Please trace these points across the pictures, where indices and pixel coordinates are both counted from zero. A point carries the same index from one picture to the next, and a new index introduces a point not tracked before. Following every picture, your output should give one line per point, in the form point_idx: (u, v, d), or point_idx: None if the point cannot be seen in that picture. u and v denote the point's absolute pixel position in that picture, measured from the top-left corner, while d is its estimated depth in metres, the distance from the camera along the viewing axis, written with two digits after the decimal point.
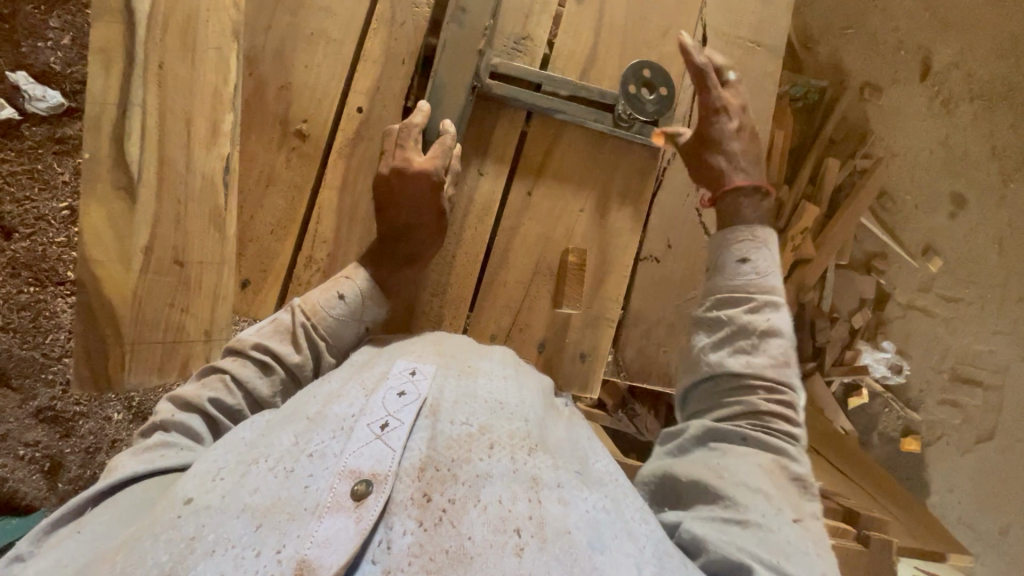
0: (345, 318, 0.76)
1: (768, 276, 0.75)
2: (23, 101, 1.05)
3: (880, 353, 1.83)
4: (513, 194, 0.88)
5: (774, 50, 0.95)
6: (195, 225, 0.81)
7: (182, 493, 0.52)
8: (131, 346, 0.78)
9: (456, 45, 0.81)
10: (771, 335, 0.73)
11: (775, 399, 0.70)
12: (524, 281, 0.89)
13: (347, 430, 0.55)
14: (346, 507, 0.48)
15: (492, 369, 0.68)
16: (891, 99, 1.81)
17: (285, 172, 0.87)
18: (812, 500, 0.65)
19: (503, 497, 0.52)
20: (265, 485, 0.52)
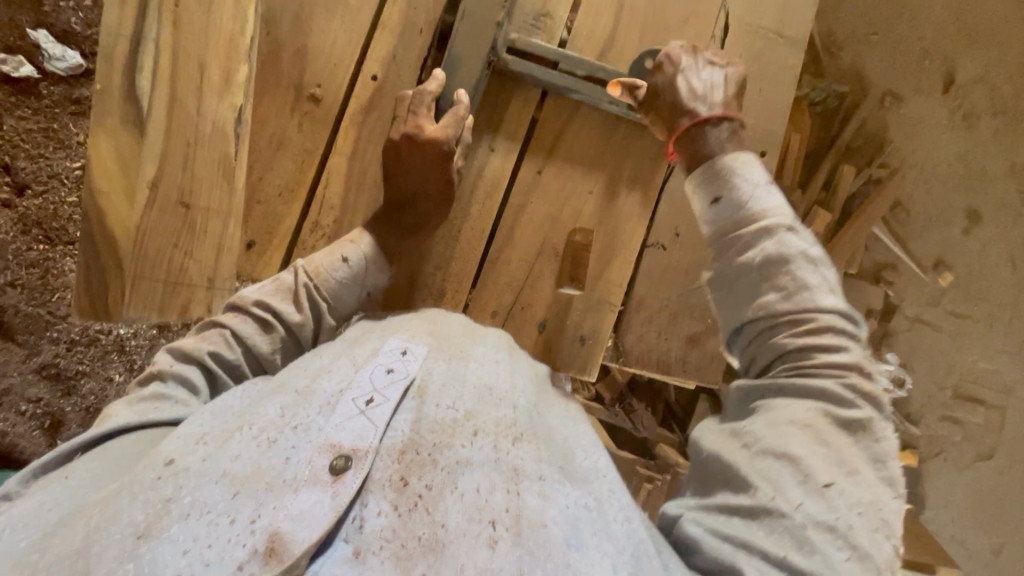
0: (348, 282, 0.76)
1: (755, 203, 0.73)
2: (43, 61, 1.06)
3: (883, 365, 1.80)
4: (523, 171, 0.88)
5: (796, 43, 0.94)
6: (204, 172, 0.82)
7: (164, 453, 0.51)
8: (133, 281, 0.81)
9: (475, 16, 0.81)
10: (780, 264, 0.69)
11: (802, 331, 0.67)
12: (528, 260, 0.88)
13: (332, 405, 0.55)
14: (323, 482, 0.48)
15: (484, 354, 0.67)
16: (911, 109, 1.78)
17: (297, 136, 0.86)
18: (868, 447, 0.60)
19: (482, 486, 0.51)
20: (246, 453, 0.51)
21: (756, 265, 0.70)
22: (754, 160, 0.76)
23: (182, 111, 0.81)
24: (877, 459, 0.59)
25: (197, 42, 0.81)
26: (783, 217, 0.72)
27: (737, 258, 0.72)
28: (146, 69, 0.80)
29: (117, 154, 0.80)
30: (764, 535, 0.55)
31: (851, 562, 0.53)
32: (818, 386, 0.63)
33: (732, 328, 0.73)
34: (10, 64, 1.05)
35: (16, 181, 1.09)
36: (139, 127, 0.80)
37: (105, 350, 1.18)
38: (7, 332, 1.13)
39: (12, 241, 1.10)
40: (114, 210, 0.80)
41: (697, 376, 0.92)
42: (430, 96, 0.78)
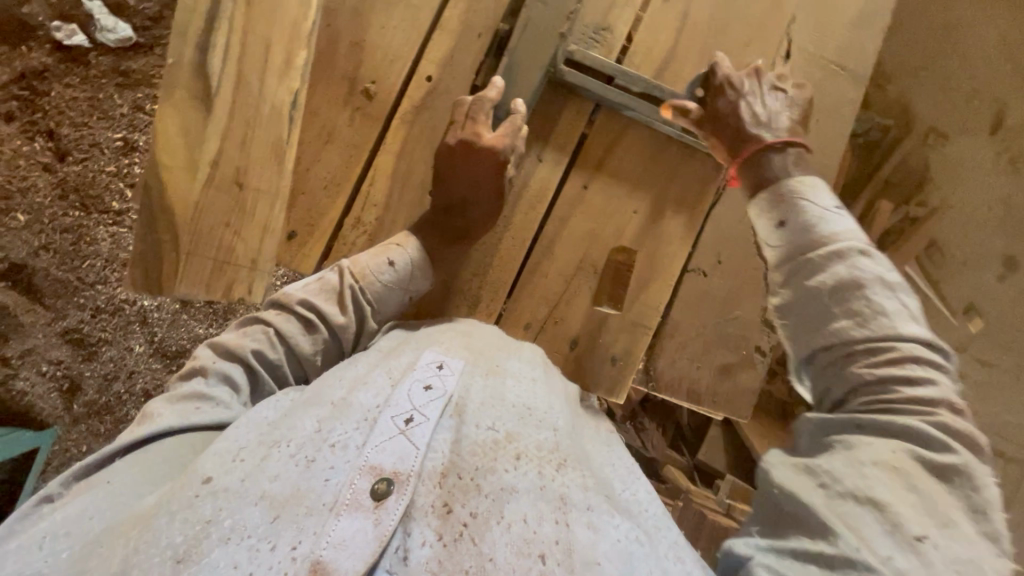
0: (393, 286, 0.77)
1: (830, 228, 0.71)
2: (95, 31, 1.14)
3: None
4: (569, 185, 0.87)
5: (857, 75, 0.91)
6: (258, 153, 0.82)
7: (200, 471, 0.51)
8: (185, 256, 0.80)
9: (538, 25, 0.80)
10: (855, 289, 0.67)
11: (883, 361, 0.64)
12: (567, 275, 0.87)
13: (371, 421, 0.55)
14: (365, 507, 0.48)
15: (520, 371, 0.67)
16: (954, 149, 1.75)
17: (347, 130, 0.85)
18: (963, 495, 0.57)
19: (529, 516, 0.51)
20: (285, 473, 0.51)
21: (832, 293, 0.67)
22: (823, 186, 0.75)
23: (245, 90, 0.81)
24: (977, 511, 0.57)
25: (264, 24, 0.82)
26: (855, 241, 0.69)
27: (807, 282, 0.70)
28: (217, 45, 0.80)
29: (180, 127, 0.80)
30: None
31: None
32: (901, 424, 0.61)
33: (801, 354, 0.71)
34: (64, 32, 1.14)
35: (59, 147, 1.17)
36: (203, 103, 0.80)
37: (128, 319, 1.22)
38: (36, 294, 1.19)
39: (50, 205, 1.17)
40: (173, 182, 0.80)
41: (728, 409, 0.90)
42: (488, 101, 0.78)
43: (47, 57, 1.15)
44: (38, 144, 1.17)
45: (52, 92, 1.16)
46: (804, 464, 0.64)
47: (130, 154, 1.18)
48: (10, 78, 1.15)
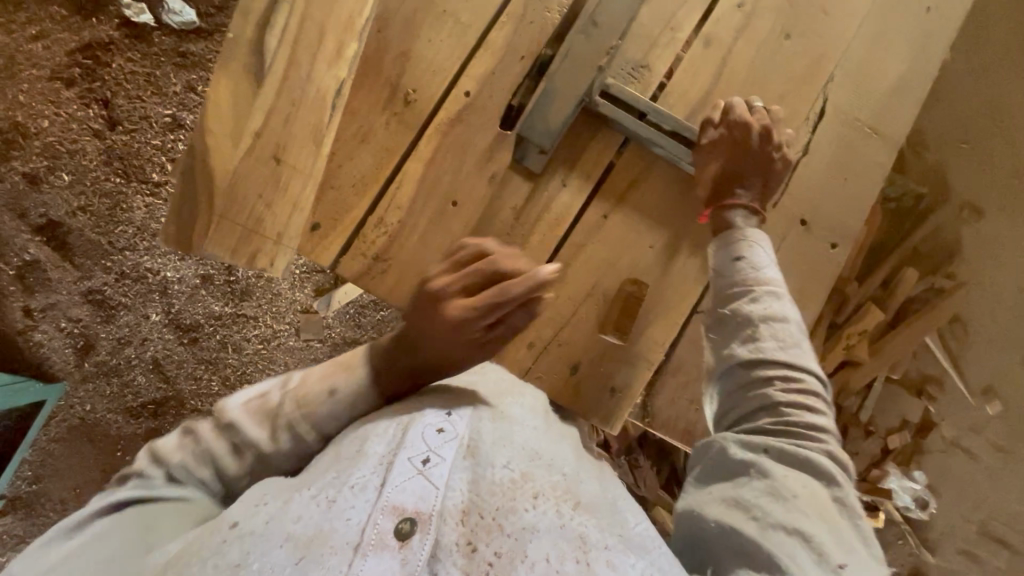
0: (332, 414, 0.75)
1: (767, 269, 0.78)
2: (162, 12, 1.54)
3: (910, 483, 1.94)
4: (590, 213, 0.86)
5: (891, 140, 0.91)
6: (299, 133, 0.79)
7: (229, 518, 0.59)
8: (218, 217, 0.76)
9: (577, 54, 0.82)
10: (777, 319, 0.75)
11: (790, 384, 0.73)
12: (576, 301, 0.85)
13: (389, 464, 0.61)
14: (392, 547, 0.54)
15: (524, 417, 0.75)
16: (988, 227, 1.86)
17: (382, 134, 0.82)
18: (856, 522, 0.66)
19: (551, 555, 0.57)
20: (307, 514, 0.57)
21: (760, 312, 0.75)
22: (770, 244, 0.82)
23: (295, 70, 0.79)
24: (866, 537, 0.65)
25: (321, 11, 0.81)
26: (781, 285, 0.78)
27: (744, 306, 0.76)
28: (277, 25, 0.79)
29: (231, 95, 0.77)
30: None
31: None
32: (806, 455, 0.68)
33: (717, 370, 0.78)
34: (133, 11, 1.53)
35: (113, 118, 1.53)
36: (256, 78, 0.78)
37: (150, 290, 1.58)
38: (70, 253, 1.55)
39: (99, 169, 1.53)
40: (215, 147, 0.76)
41: None
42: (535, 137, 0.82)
43: (114, 32, 1.52)
44: (93, 110, 1.53)
45: (113, 63, 1.53)
46: (725, 494, 0.68)
47: (175, 130, 1.54)
48: (78, 46, 1.52)
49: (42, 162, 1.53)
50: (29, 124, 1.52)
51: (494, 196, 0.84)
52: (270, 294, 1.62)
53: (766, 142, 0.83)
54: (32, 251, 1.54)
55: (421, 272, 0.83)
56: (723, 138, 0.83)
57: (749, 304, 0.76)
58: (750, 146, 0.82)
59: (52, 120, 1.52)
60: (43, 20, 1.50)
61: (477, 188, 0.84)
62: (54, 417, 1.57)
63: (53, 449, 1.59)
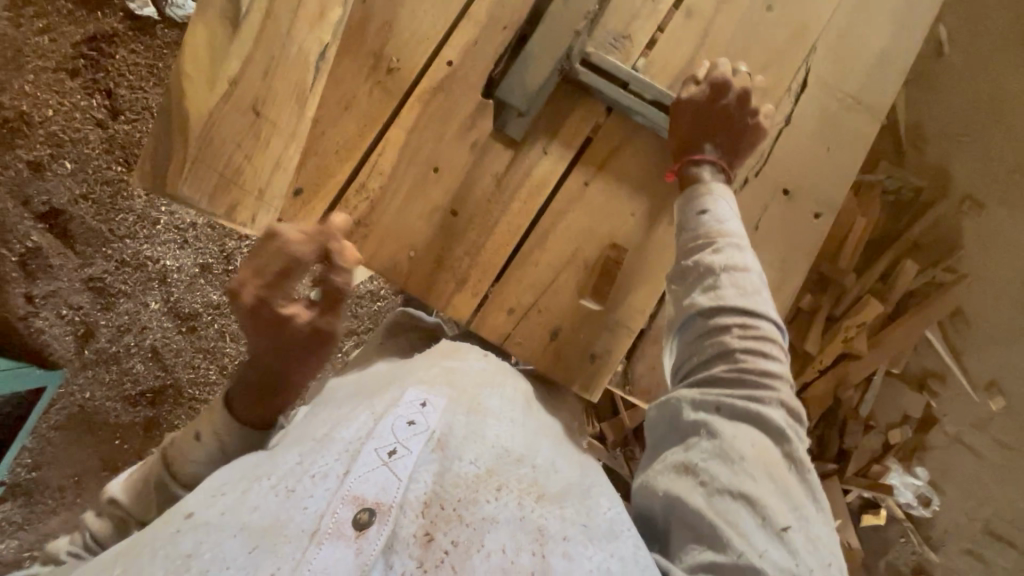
0: (200, 463, 0.80)
1: (729, 222, 0.79)
2: (164, 6, 1.56)
3: (912, 480, 1.92)
4: (570, 180, 0.86)
5: (874, 111, 0.91)
6: (284, 89, 0.82)
7: (186, 508, 0.62)
8: (192, 158, 0.79)
9: (556, 20, 0.83)
10: (736, 269, 0.76)
11: (746, 333, 0.74)
12: (556, 267, 0.85)
13: (354, 454, 0.62)
14: (347, 536, 0.55)
15: (500, 410, 0.77)
16: (989, 220, 1.86)
17: (365, 102, 0.83)
18: (805, 475, 0.70)
19: (507, 546, 0.60)
20: (265, 504, 0.59)
21: (721, 262, 0.76)
22: (733, 197, 0.82)
23: (274, 24, 0.82)
24: (814, 491, 0.69)
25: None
26: (741, 235, 0.79)
27: (706, 256, 0.77)
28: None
29: (208, 41, 0.81)
30: None
31: None
32: (757, 410, 0.71)
33: (677, 325, 0.80)
34: (138, 4, 1.57)
35: (116, 108, 1.57)
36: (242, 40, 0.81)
37: (149, 278, 1.60)
38: (71, 240, 1.58)
39: (101, 158, 1.57)
40: (190, 92, 0.79)
41: None
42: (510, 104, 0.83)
43: (119, 24, 1.57)
44: (97, 101, 1.57)
45: (117, 55, 1.58)
46: (677, 458, 0.72)
47: None
48: (83, 38, 1.56)
49: (45, 150, 1.56)
50: (33, 113, 1.55)
51: (475, 164, 0.84)
52: None
53: (744, 105, 0.83)
54: (35, 238, 1.57)
55: (402, 239, 0.83)
56: (702, 101, 0.82)
57: (711, 256, 0.77)
58: (727, 112, 0.83)
59: (56, 110, 1.56)
60: (51, 14, 1.55)
61: (458, 156, 0.84)
62: (54, 404, 1.59)
63: (53, 437, 1.60)
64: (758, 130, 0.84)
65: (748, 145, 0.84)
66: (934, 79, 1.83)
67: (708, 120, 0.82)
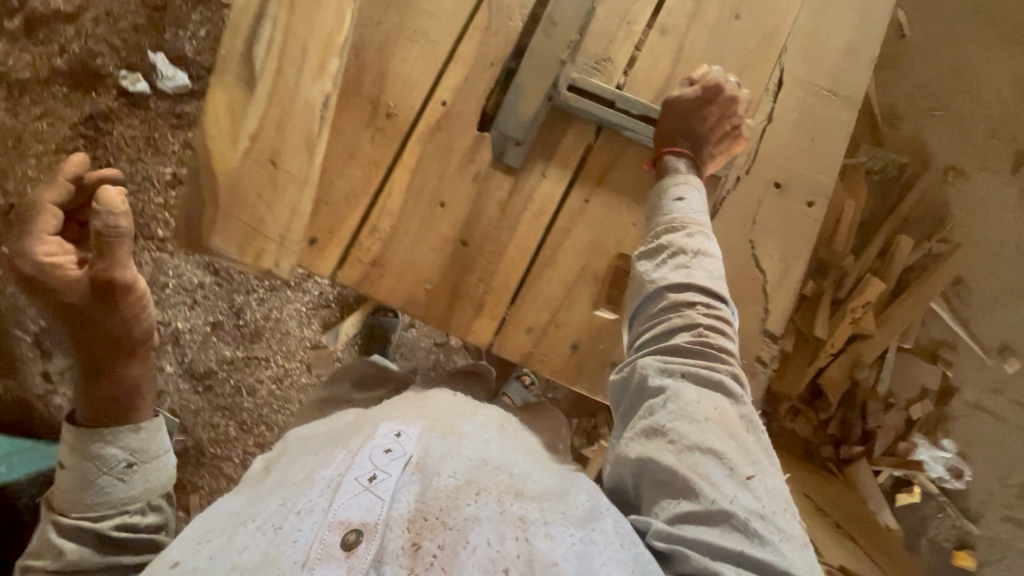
0: (82, 480, 0.88)
1: (697, 211, 0.85)
2: (157, 81, 1.74)
3: (941, 452, 1.93)
4: (571, 199, 0.90)
5: (849, 100, 0.95)
6: (293, 138, 0.86)
7: (171, 558, 0.68)
8: (223, 215, 0.84)
9: (541, 53, 0.88)
10: (702, 252, 0.82)
11: (711, 308, 0.79)
12: (567, 283, 0.88)
13: (337, 486, 0.68)
14: (338, 557, 0.61)
15: (476, 431, 0.83)
16: (974, 186, 1.92)
17: (368, 148, 0.88)
18: (760, 436, 0.76)
19: (491, 538, 0.65)
20: (252, 544, 0.65)
21: (690, 244, 0.82)
22: (702, 190, 0.87)
23: (284, 82, 0.87)
24: (767, 449, 0.76)
25: (303, 31, 0.88)
26: (703, 221, 0.85)
27: (676, 237, 0.82)
28: (261, 57, 0.87)
29: (226, 104, 0.86)
30: (717, 534, 0.67)
31: (778, 541, 0.68)
32: (719, 378, 0.75)
33: (639, 298, 0.83)
34: (129, 81, 1.73)
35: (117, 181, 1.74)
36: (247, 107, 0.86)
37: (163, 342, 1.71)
38: None
39: None
40: (217, 152, 0.85)
41: None
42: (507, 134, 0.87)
43: (113, 102, 1.74)
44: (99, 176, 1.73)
45: (113, 131, 1.74)
46: (644, 423, 0.76)
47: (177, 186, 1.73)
48: (81, 119, 1.73)
49: None
50: None
51: (479, 193, 0.88)
52: (281, 333, 1.77)
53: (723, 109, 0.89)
54: None
55: (417, 273, 0.87)
56: (688, 102, 0.87)
57: (681, 236, 0.82)
58: (706, 118, 0.88)
59: None
60: (48, 101, 1.73)
61: (462, 188, 0.88)
62: None
63: None
64: (731, 133, 0.90)
65: (728, 146, 0.91)
66: (899, 60, 1.90)
67: (690, 127, 0.87)
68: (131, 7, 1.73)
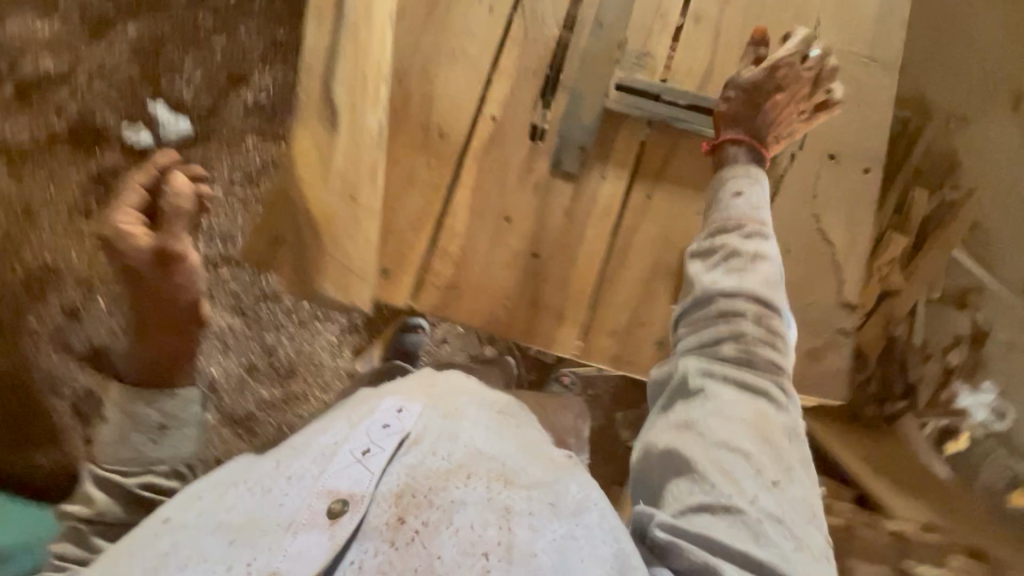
0: (122, 435, 1.02)
1: (759, 210, 0.90)
2: (161, 131, 1.75)
3: (983, 396, 1.84)
4: (634, 197, 0.96)
5: (888, 65, 0.99)
6: (363, 172, 0.88)
7: (164, 513, 0.81)
8: (329, 257, 0.88)
9: (594, 56, 0.92)
10: (760, 258, 0.88)
11: (767, 314, 0.85)
12: (642, 278, 0.97)
13: (333, 453, 0.80)
14: (321, 524, 0.71)
15: (473, 415, 0.88)
16: (982, 130, 1.87)
17: (427, 173, 0.93)
18: (799, 447, 0.82)
19: (475, 523, 0.71)
20: (240, 503, 0.79)
21: (746, 247, 0.87)
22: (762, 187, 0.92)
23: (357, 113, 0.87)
24: (806, 461, 0.81)
25: (358, 59, 0.87)
26: (762, 224, 0.90)
27: (731, 239, 0.88)
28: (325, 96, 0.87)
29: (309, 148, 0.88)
30: (726, 526, 0.74)
31: (792, 548, 0.74)
32: (763, 383, 0.83)
33: (689, 300, 0.89)
34: (134, 135, 1.74)
35: None
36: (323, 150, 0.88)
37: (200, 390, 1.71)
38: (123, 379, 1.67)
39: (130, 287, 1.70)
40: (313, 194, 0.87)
41: (819, 391, 0.99)
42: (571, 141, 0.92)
43: (121, 158, 1.74)
44: None
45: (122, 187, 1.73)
46: (682, 414, 0.84)
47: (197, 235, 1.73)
48: (88, 180, 1.72)
49: (79, 294, 1.69)
50: (59, 261, 1.69)
51: (543, 205, 0.94)
52: (315, 367, 1.76)
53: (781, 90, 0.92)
54: (83, 381, 1.68)
55: (497, 287, 0.93)
56: (746, 89, 0.91)
57: (738, 239, 0.88)
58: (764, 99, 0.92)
59: (78, 252, 1.70)
60: (50, 164, 1.71)
61: (525, 200, 0.93)
62: None
63: None
64: (789, 111, 0.94)
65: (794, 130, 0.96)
66: None
67: (746, 113, 0.92)
68: (124, 61, 1.74)
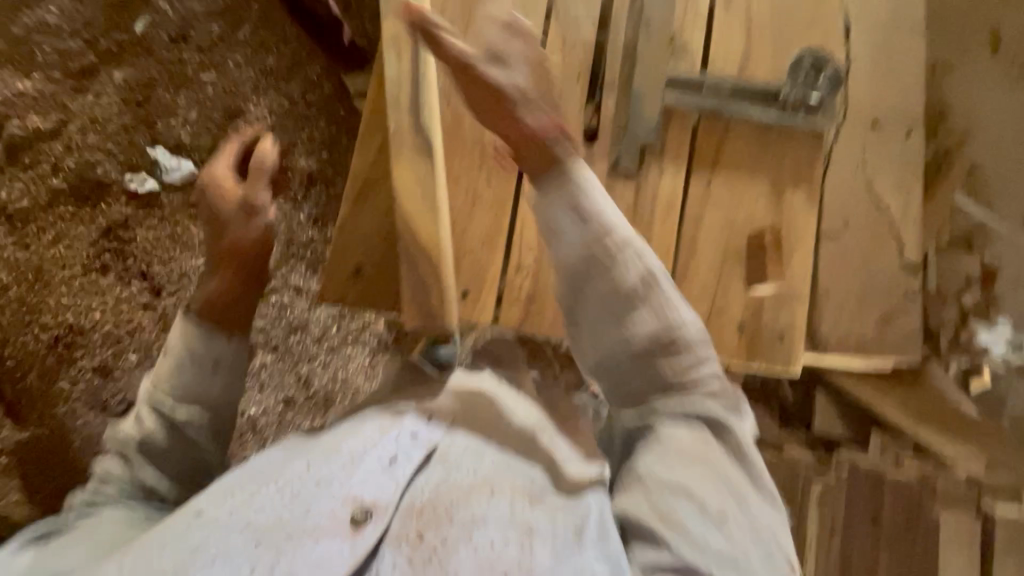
0: (177, 365, 0.91)
1: (605, 216, 0.85)
2: (161, 173, 1.69)
3: (998, 332, 1.95)
4: (694, 186, 1.06)
5: (911, 31, 1.13)
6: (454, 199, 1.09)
7: (195, 505, 0.68)
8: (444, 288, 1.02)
9: (647, 55, 1.05)
10: (635, 275, 0.83)
11: (661, 338, 0.81)
12: (717, 265, 1.04)
13: (356, 460, 0.73)
14: (343, 533, 0.66)
15: (514, 423, 0.85)
16: (964, 75, 1.99)
17: (489, 191, 1.09)
18: (747, 469, 0.77)
19: (496, 539, 0.67)
20: (268, 503, 0.68)
21: (615, 265, 0.83)
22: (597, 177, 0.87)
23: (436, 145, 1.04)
24: (757, 484, 0.77)
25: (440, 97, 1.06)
26: (624, 232, 0.85)
27: (604, 268, 0.83)
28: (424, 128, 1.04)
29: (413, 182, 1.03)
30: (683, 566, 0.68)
31: None
32: (696, 410, 0.79)
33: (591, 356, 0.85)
34: (137, 181, 1.69)
35: (156, 285, 1.67)
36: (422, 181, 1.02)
37: (242, 429, 1.69)
38: None
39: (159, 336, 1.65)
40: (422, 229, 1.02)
41: (894, 350, 1.08)
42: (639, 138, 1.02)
43: (126, 207, 1.68)
44: (137, 285, 1.67)
45: (135, 236, 1.68)
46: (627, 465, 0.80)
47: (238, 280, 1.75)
48: (99, 233, 1.68)
49: (109, 351, 1.65)
50: (82, 319, 1.65)
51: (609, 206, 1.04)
52: (352, 392, 1.71)
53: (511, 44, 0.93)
54: None
55: None
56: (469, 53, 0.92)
57: (609, 265, 0.83)
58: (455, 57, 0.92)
59: (101, 308, 1.66)
60: (56, 224, 1.67)
61: None
62: None
63: None
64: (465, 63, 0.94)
65: (834, 108, 1.07)
66: None
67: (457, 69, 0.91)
68: (115, 110, 1.70)
